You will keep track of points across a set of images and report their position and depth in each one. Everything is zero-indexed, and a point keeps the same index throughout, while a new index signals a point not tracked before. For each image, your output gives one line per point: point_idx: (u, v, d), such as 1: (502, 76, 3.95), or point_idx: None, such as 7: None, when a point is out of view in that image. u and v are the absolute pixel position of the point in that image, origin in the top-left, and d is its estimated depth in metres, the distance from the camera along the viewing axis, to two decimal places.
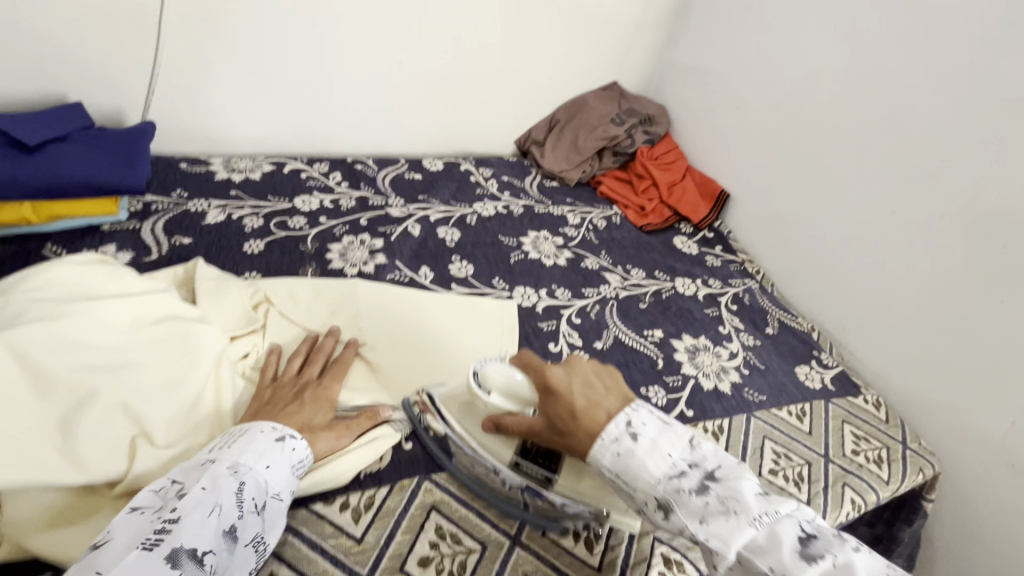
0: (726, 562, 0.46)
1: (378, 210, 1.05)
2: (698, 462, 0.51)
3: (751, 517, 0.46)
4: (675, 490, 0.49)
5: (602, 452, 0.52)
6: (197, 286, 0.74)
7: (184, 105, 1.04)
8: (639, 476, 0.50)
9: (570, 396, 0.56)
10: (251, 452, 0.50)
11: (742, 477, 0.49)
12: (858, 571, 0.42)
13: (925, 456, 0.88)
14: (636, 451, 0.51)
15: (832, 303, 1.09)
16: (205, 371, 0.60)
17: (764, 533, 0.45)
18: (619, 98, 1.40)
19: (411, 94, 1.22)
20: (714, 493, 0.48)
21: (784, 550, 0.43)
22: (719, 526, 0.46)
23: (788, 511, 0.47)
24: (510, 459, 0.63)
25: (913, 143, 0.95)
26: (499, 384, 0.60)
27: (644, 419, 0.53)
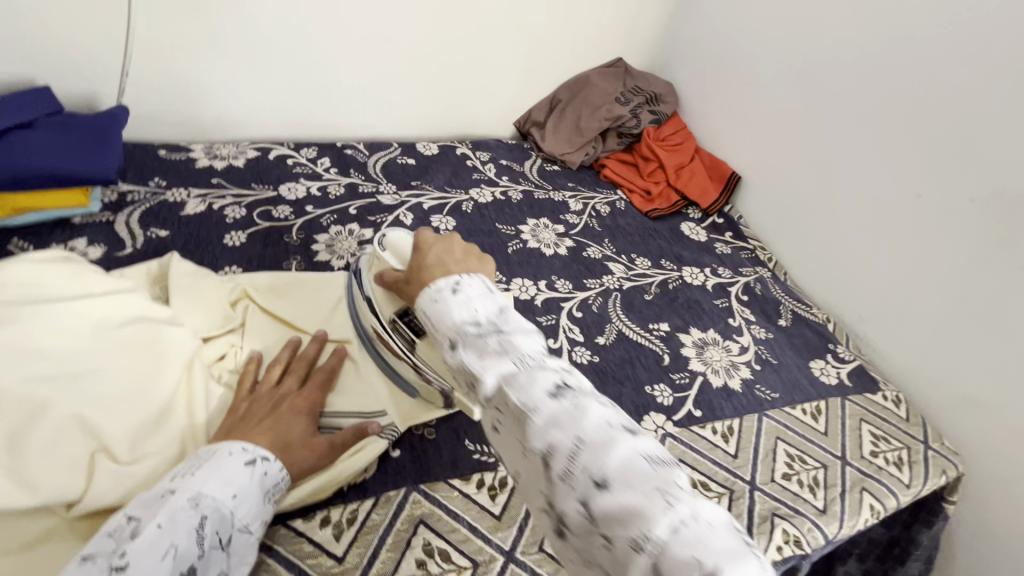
0: (487, 394, 0.43)
1: (369, 198, 1.00)
2: (503, 318, 0.48)
3: (518, 357, 0.44)
4: (462, 332, 0.47)
5: (423, 298, 0.51)
6: (171, 283, 0.70)
7: (162, 89, 0.98)
8: (440, 319, 0.48)
9: (428, 254, 0.59)
10: (216, 480, 0.47)
11: (530, 332, 0.46)
12: (593, 413, 0.40)
13: (949, 457, 0.83)
14: (449, 299, 0.49)
15: (849, 292, 1.03)
16: (174, 378, 0.56)
17: (523, 370, 0.43)
18: (624, 75, 1.32)
19: (403, 73, 1.16)
20: (500, 336, 0.45)
21: (534, 389, 0.41)
22: (489, 360, 0.44)
23: (559, 366, 0.44)
24: (391, 316, 0.65)
25: (940, 120, 0.87)
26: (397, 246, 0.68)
27: (474, 279, 0.51)
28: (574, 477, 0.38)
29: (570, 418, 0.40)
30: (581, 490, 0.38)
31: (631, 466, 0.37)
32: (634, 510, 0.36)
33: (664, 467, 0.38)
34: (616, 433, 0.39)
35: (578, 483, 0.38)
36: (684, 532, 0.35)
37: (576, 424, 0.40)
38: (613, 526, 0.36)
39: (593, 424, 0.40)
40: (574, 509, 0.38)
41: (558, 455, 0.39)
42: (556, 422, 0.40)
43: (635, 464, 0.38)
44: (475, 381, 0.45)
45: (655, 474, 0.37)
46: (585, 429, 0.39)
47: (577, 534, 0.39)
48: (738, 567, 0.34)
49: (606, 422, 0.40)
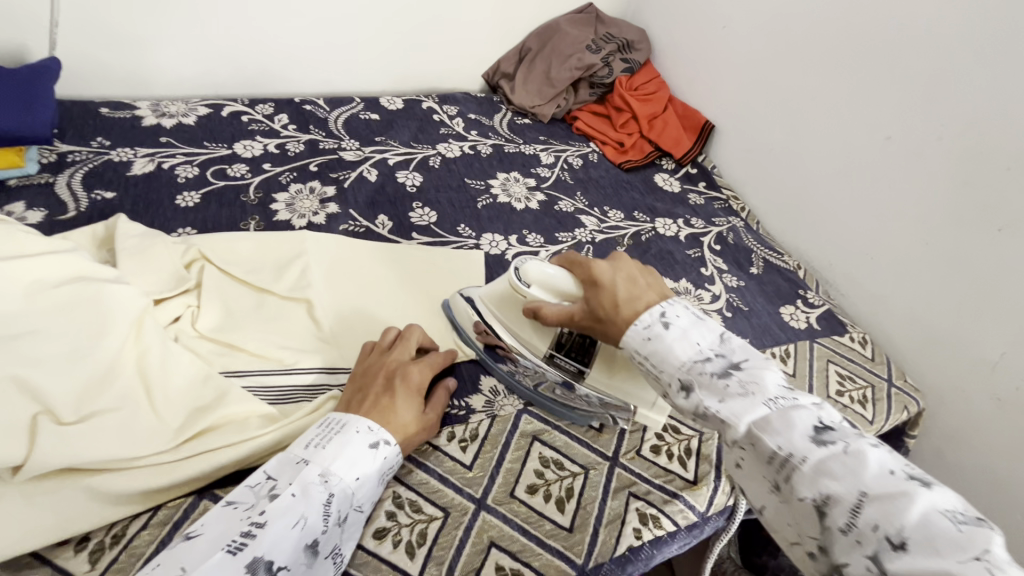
0: (734, 436, 0.45)
1: (330, 155, 0.96)
2: (726, 349, 0.49)
3: (767, 399, 0.45)
4: (698, 371, 0.48)
5: (631, 336, 0.52)
6: (118, 245, 0.66)
7: (99, 41, 0.91)
8: (666, 358, 0.50)
9: (613, 285, 0.57)
10: (344, 460, 0.50)
11: (771, 366, 0.47)
12: (872, 460, 0.39)
13: (912, 394, 0.85)
14: (664, 334, 0.51)
15: (820, 238, 1.04)
16: (120, 336, 0.54)
17: (777, 414, 0.43)
18: (595, 21, 1.27)
19: (362, 22, 1.09)
20: (735, 375, 0.47)
21: (795, 433, 0.42)
22: (737, 404, 0.45)
23: (811, 402, 0.45)
24: (546, 351, 0.67)
25: (911, 54, 0.85)
26: (536, 276, 0.64)
27: (678, 308, 0.53)
28: (859, 531, 0.37)
29: (843, 465, 0.39)
30: (871, 545, 0.36)
31: (932, 523, 0.35)
32: (947, 572, 0.33)
33: (973, 526, 0.35)
34: (905, 484, 0.37)
35: (866, 538, 0.37)
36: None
37: (857, 475, 0.39)
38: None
39: (874, 475, 0.38)
40: (861, 564, 0.36)
41: (838, 506, 0.38)
42: (827, 470, 0.40)
43: (934, 523, 0.35)
44: (724, 426, 0.45)
45: (962, 534, 0.34)
46: (868, 479, 0.38)
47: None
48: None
49: (888, 470, 0.38)
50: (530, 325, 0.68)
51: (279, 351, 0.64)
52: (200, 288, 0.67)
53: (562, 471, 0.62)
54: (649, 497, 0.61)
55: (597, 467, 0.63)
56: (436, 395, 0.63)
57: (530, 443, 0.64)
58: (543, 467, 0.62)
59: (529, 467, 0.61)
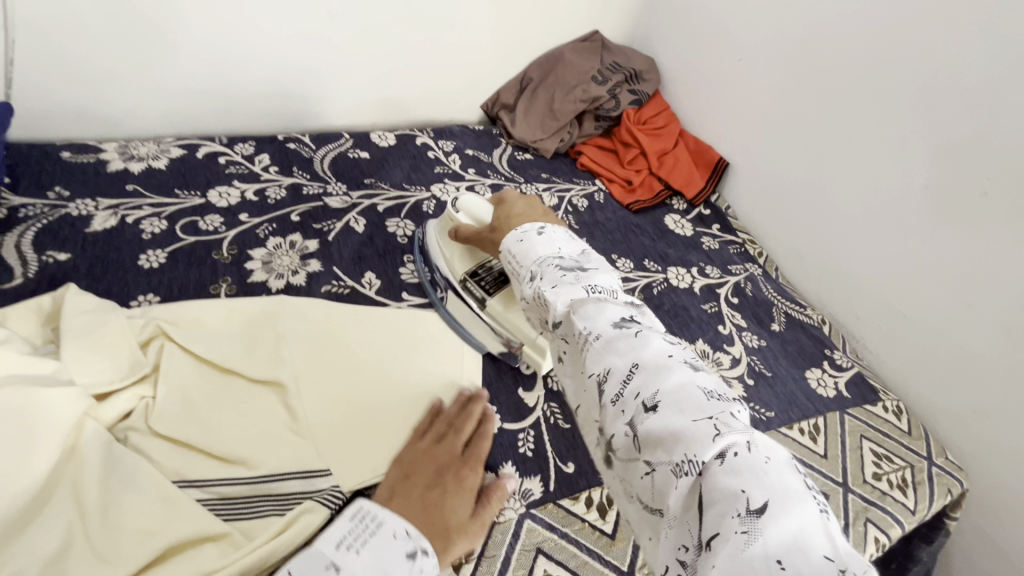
0: (557, 321, 0.53)
1: (314, 201, 0.88)
2: (582, 258, 0.59)
3: (590, 290, 0.53)
4: (544, 265, 0.58)
5: (509, 239, 0.62)
6: (63, 325, 0.58)
7: (62, 78, 0.83)
8: (524, 256, 0.60)
9: (512, 205, 0.71)
10: (376, 572, 0.43)
11: (605, 272, 0.56)
12: (653, 345, 0.47)
13: (954, 474, 0.77)
14: (535, 238, 0.61)
15: (845, 290, 0.96)
16: (51, 450, 0.47)
17: (593, 302, 0.51)
18: (601, 49, 1.20)
19: (351, 54, 1.02)
20: (576, 273, 0.55)
21: (601, 320, 0.50)
22: (561, 290, 0.54)
23: (626, 300, 0.54)
24: (463, 275, 0.74)
25: (952, 100, 0.78)
26: (467, 205, 0.77)
27: (557, 228, 0.63)
28: (625, 399, 0.45)
29: (629, 345, 0.47)
30: (630, 410, 0.44)
31: (683, 393, 0.43)
32: (677, 428, 0.42)
33: (718, 399, 0.43)
34: (675, 364, 0.46)
35: (629, 405, 0.45)
36: (730, 460, 0.39)
37: (636, 352, 0.47)
38: (655, 446, 0.42)
39: (652, 354, 0.46)
40: (621, 429, 0.45)
41: (614, 378, 0.46)
42: (615, 349, 0.47)
43: (686, 393, 0.43)
44: (547, 306, 0.54)
45: (706, 403, 0.42)
46: (645, 355, 0.46)
47: (622, 455, 0.45)
48: (788, 509, 0.35)
49: (666, 354, 0.46)
50: (458, 248, 0.76)
51: (245, 452, 0.55)
52: (157, 373, 0.59)
53: None
54: None
55: None
56: (490, 493, 0.56)
57: (533, 558, 0.55)
58: None
59: None
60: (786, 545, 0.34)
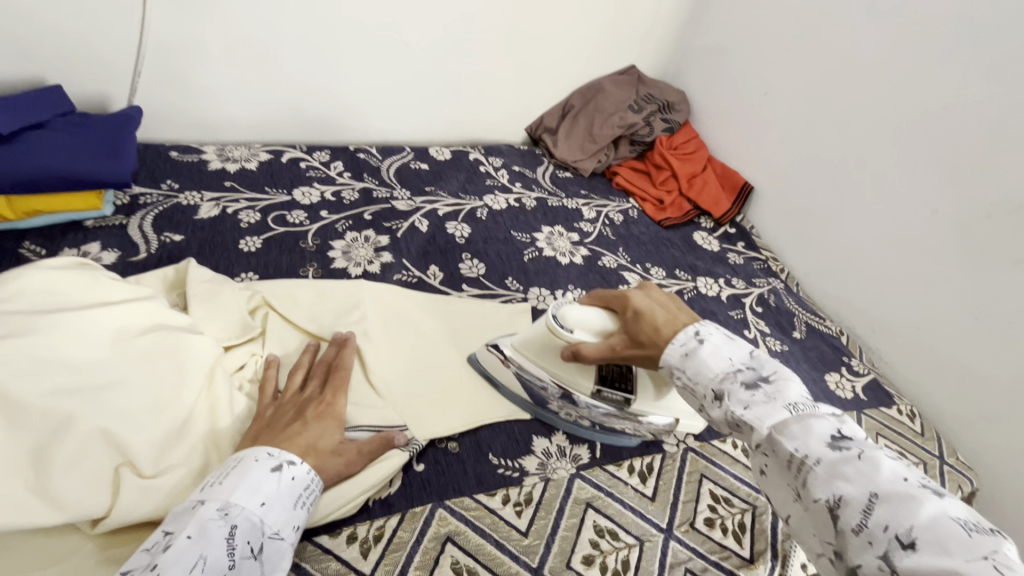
0: (758, 441, 0.46)
1: (383, 204, 0.99)
2: (756, 363, 0.51)
3: (788, 405, 0.46)
4: (730, 383, 0.49)
5: (670, 353, 0.54)
6: (189, 290, 0.68)
7: (174, 88, 0.96)
8: (700, 371, 0.51)
9: (651, 314, 0.58)
10: (244, 489, 0.47)
11: (793, 379, 0.48)
12: (886, 467, 0.39)
13: (964, 473, 0.83)
14: (699, 349, 0.52)
15: (862, 304, 1.04)
16: (196, 388, 0.55)
17: (797, 421, 0.44)
18: (637, 82, 1.32)
19: (417, 77, 1.15)
20: (761, 386, 0.48)
21: (812, 439, 0.42)
22: (759, 411, 0.46)
23: (832, 414, 0.45)
24: (591, 387, 0.66)
25: (959, 134, 0.87)
26: (577, 321, 0.63)
27: (711, 327, 0.54)
28: (870, 531, 0.37)
29: (856, 470, 0.40)
30: (881, 544, 0.36)
31: (943, 527, 0.35)
32: (954, 568, 0.33)
33: (981, 533, 0.34)
34: (918, 490, 0.37)
35: (877, 538, 0.36)
36: None
37: (869, 477, 0.39)
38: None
39: (888, 478, 0.38)
40: (871, 563, 0.36)
41: (850, 508, 0.39)
42: (840, 473, 0.40)
43: (943, 525, 0.35)
44: (747, 431, 0.47)
45: (972, 538, 0.34)
46: (881, 482, 0.38)
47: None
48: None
49: (902, 477, 0.38)
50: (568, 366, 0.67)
51: None
52: (264, 335, 0.69)
53: (618, 541, 0.61)
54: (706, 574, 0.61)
55: (651, 539, 0.62)
56: (373, 436, 0.60)
57: (584, 510, 0.63)
58: (598, 537, 0.61)
59: (584, 536, 0.61)
60: None
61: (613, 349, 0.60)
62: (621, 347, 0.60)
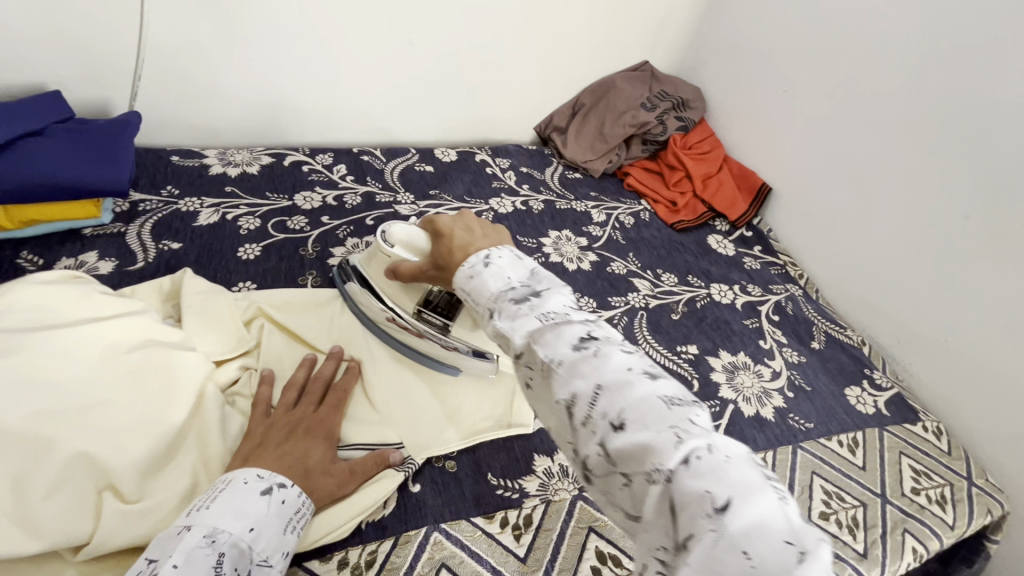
0: (516, 352, 0.43)
1: (386, 208, 0.97)
2: (533, 280, 0.47)
3: (541, 314, 0.43)
4: (501, 300, 0.45)
5: (457, 275, 0.50)
6: (183, 302, 0.67)
7: (176, 92, 0.95)
8: (478, 291, 0.47)
9: (450, 235, 0.56)
10: (232, 514, 0.46)
11: (561, 291, 0.45)
12: (614, 360, 0.39)
13: (994, 495, 0.79)
14: (484, 272, 0.48)
15: (886, 312, 0.98)
16: (185, 407, 0.54)
17: (549, 327, 0.42)
18: (650, 79, 1.28)
19: (422, 77, 1.12)
20: (528, 300, 0.45)
21: (559, 343, 0.41)
22: (519, 321, 0.44)
23: (585, 319, 0.43)
24: (414, 309, 0.68)
25: (997, 135, 0.81)
26: (400, 237, 0.66)
27: (503, 249, 0.50)
28: (593, 420, 0.37)
29: (590, 366, 0.39)
30: (600, 431, 0.37)
31: (647, 404, 0.36)
32: (647, 441, 0.34)
33: (680, 406, 0.36)
34: (635, 377, 0.38)
35: (597, 425, 0.37)
36: (695, 463, 0.32)
37: (597, 372, 0.38)
38: (632, 462, 0.35)
39: (613, 370, 0.38)
40: (594, 450, 0.37)
41: (580, 403, 0.38)
42: (577, 371, 0.39)
43: (649, 405, 0.36)
44: (506, 341, 0.44)
45: (668, 410, 0.35)
46: (606, 374, 0.38)
47: (600, 476, 0.37)
48: (751, 500, 0.30)
49: (625, 366, 0.39)
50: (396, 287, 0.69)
51: None
52: (259, 348, 0.67)
53: (621, 569, 0.58)
54: None
55: None
56: (366, 456, 0.58)
57: (586, 535, 0.60)
58: (600, 564, 0.58)
59: (585, 563, 0.58)
60: (750, 527, 0.29)
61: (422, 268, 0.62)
62: (427, 265, 0.61)
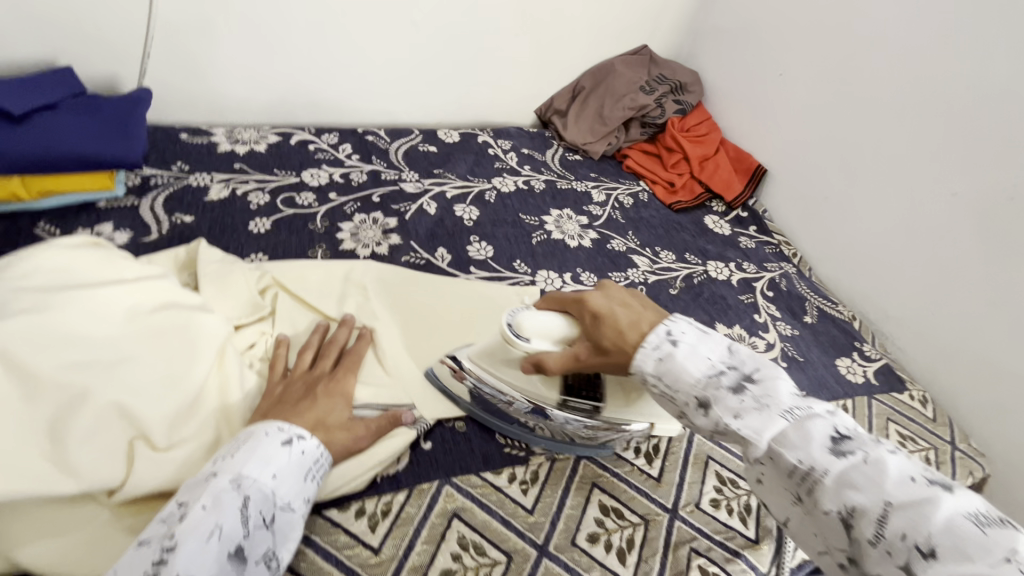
0: (753, 452, 0.45)
1: (391, 186, 0.99)
2: (736, 361, 0.49)
3: (783, 411, 0.44)
4: (712, 389, 0.47)
5: (642, 359, 0.51)
6: (200, 270, 0.69)
7: (184, 70, 0.96)
8: (677, 378, 0.49)
9: (610, 314, 0.55)
10: (255, 461, 0.48)
11: (780, 376, 0.46)
12: (893, 468, 0.39)
13: (975, 459, 0.82)
14: (675, 352, 0.50)
15: (876, 289, 1.02)
16: (208, 364, 0.56)
17: (795, 428, 0.43)
18: (649, 63, 1.30)
19: (425, 58, 1.13)
20: (746, 389, 0.46)
21: (812, 446, 0.42)
22: (752, 421, 0.44)
23: (826, 410, 0.44)
24: (557, 399, 0.64)
25: (984, 113, 0.85)
26: (535, 328, 0.59)
27: (681, 324, 0.52)
28: (888, 541, 0.37)
29: (864, 475, 0.39)
30: (901, 554, 0.36)
31: (958, 527, 0.35)
32: (980, 575, 0.33)
33: (994, 528, 0.35)
34: (928, 490, 0.38)
35: (894, 547, 0.37)
36: None
37: (879, 484, 0.39)
38: None
39: (897, 481, 0.38)
40: (893, 574, 0.36)
41: (864, 517, 0.38)
42: (849, 482, 0.40)
43: (959, 526, 0.35)
44: (741, 442, 0.45)
45: (988, 537, 0.34)
46: (891, 488, 0.38)
47: None
48: None
49: (909, 477, 0.39)
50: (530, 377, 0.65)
51: None
52: (274, 315, 0.70)
53: (623, 520, 0.61)
54: (711, 553, 0.61)
55: (656, 518, 0.62)
56: (381, 415, 0.61)
57: (590, 490, 0.63)
58: (603, 516, 0.61)
59: (589, 514, 0.61)
60: None
61: (578, 357, 0.57)
62: (585, 354, 0.56)
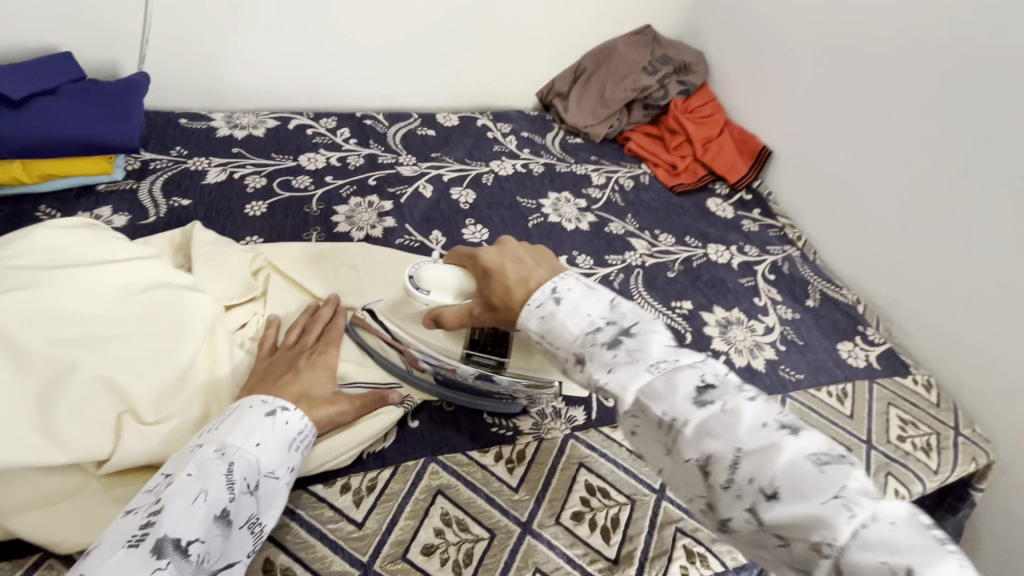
0: (624, 407, 0.44)
1: (388, 169, 0.99)
2: (616, 316, 0.48)
3: (650, 365, 0.44)
4: (589, 344, 0.46)
5: (527, 317, 0.50)
6: (194, 252, 0.70)
7: (183, 55, 0.97)
8: (559, 334, 0.48)
9: (501, 271, 0.54)
10: (240, 431, 0.49)
11: (655, 331, 0.46)
12: (747, 417, 0.39)
13: (979, 444, 0.80)
14: (557, 309, 0.48)
15: (882, 271, 0.99)
16: (196, 342, 0.56)
17: (662, 379, 0.43)
18: (652, 43, 1.27)
19: (424, 41, 1.13)
20: (620, 344, 0.45)
21: (677, 398, 0.41)
22: (623, 375, 0.44)
23: (693, 361, 0.44)
24: (462, 352, 0.64)
25: (998, 87, 0.81)
26: (433, 280, 0.58)
27: (568, 280, 0.51)
28: (738, 486, 0.37)
29: (723, 424, 0.39)
30: (748, 497, 0.37)
31: (798, 469, 0.36)
32: (813, 513, 0.34)
33: (834, 467, 0.36)
34: (775, 435, 0.38)
35: (744, 491, 0.37)
36: (865, 534, 0.33)
37: (733, 432, 0.39)
38: (790, 530, 0.35)
39: (749, 429, 0.39)
40: (741, 517, 0.37)
41: (718, 464, 0.39)
42: (709, 430, 0.40)
43: (801, 467, 0.36)
44: (610, 396, 0.44)
45: (825, 477, 0.35)
46: (745, 435, 0.38)
47: (747, 535, 0.38)
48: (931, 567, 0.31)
49: (761, 422, 0.39)
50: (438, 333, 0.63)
51: None
52: (266, 296, 0.70)
53: (609, 500, 0.61)
54: (697, 534, 0.60)
55: (643, 499, 0.62)
56: (365, 393, 0.60)
57: (576, 469, 0.63)
58: (589, 495, 0.61)
59: (575, 493, 0.61)
60: None
61: (474, 313, 0.56)
62: (478, 309, 0.56)
